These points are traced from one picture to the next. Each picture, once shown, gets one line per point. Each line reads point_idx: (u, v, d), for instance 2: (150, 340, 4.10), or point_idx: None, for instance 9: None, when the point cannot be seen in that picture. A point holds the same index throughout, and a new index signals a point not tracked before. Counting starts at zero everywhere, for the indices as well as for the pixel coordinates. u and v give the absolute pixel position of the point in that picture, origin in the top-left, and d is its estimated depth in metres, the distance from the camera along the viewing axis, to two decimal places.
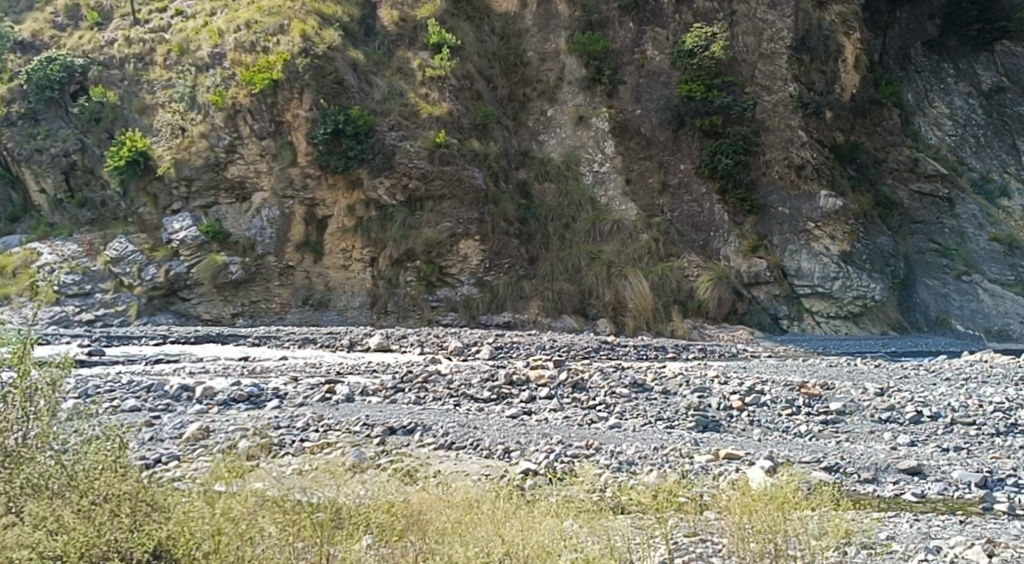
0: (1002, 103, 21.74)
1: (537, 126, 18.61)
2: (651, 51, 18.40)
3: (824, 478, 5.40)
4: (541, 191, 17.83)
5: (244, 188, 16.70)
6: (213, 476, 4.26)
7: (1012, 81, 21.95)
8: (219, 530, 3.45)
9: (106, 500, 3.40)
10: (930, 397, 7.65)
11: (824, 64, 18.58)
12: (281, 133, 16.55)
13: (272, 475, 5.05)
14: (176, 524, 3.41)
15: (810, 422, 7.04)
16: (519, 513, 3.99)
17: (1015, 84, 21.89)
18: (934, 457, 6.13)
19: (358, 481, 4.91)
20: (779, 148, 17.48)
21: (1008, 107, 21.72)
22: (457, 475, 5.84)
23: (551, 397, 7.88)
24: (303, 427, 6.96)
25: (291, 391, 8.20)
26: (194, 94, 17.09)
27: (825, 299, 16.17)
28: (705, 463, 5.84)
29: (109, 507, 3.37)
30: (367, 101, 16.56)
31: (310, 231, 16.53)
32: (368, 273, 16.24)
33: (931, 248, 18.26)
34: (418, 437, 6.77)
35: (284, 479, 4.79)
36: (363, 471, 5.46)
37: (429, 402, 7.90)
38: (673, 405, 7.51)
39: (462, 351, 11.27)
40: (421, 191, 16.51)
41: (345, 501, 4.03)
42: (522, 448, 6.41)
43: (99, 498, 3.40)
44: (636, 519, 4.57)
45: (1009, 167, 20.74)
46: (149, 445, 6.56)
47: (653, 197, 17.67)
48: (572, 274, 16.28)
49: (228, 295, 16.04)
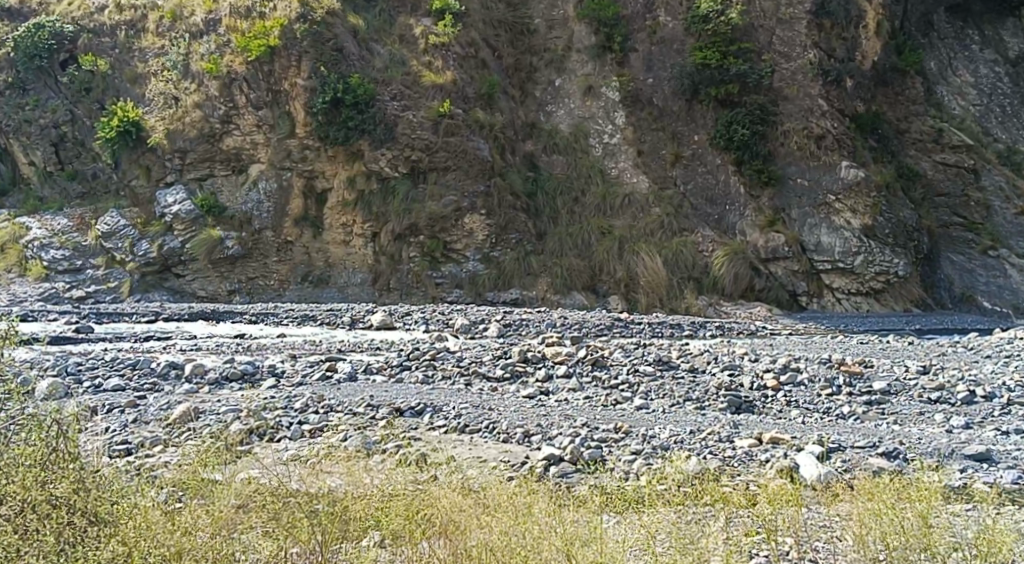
0: None
1: (544, 97, 17.97)
2: (664, 17, 17.67)
3: (888, 468, 4.80)
4: (549, 164, 17.29)
5: (241, 160, 16.29)
6: (172, 483, 3.69)
7: None
8: (178, 553, 2.94)
9: (24, 513, 2.77)
10: (982, 376, 7.08)
11: (844, 30, 17.62)
12: (278, 102, 15.99)
13: (262, 468, 4.58)
14: (120, 543, 2.85)
15: (852, 403, 6.49)
16: (545, 509, 3.70)
17: None
18: (999, 441, 5.53)
19: (369, 470, 4.51)
20: (798, 118, 16.73)
21: None
22: (472, 463, 5.34)
23: (569, 375, 7.36)
24: (303, 408, 6.44)
25: (289, 369, 7.72)
26: (187, 63, 16.54)
27: (846, 274, 15.57)
28: (748, 449, 5.26)
29: (30, 523, 2.76)
30: (368, 69, 15.90)
31: (309, 205, 16.06)
32: (369, 248, 15.71)
33: (955, 221, 17.79)
34: (428, 420, 6.23)
35: (270, 473, 4.28)
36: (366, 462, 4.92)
37: (438, 381, 7.38)
38: (701, 384, 7.00)
39: (469, 328, 10.71)
40: (424, 162, 15.92)
41: (348, 490, 3.70)
42: (544, 431, 5.87)
43: (13, 509, 2.76)
44: (667, 513, 4.09)
45: None
46: (131, 428, 6.05)
47: (666, 169, 17.06)
48: (582, 249, 15.77)
49: (224, 271, 15.74)
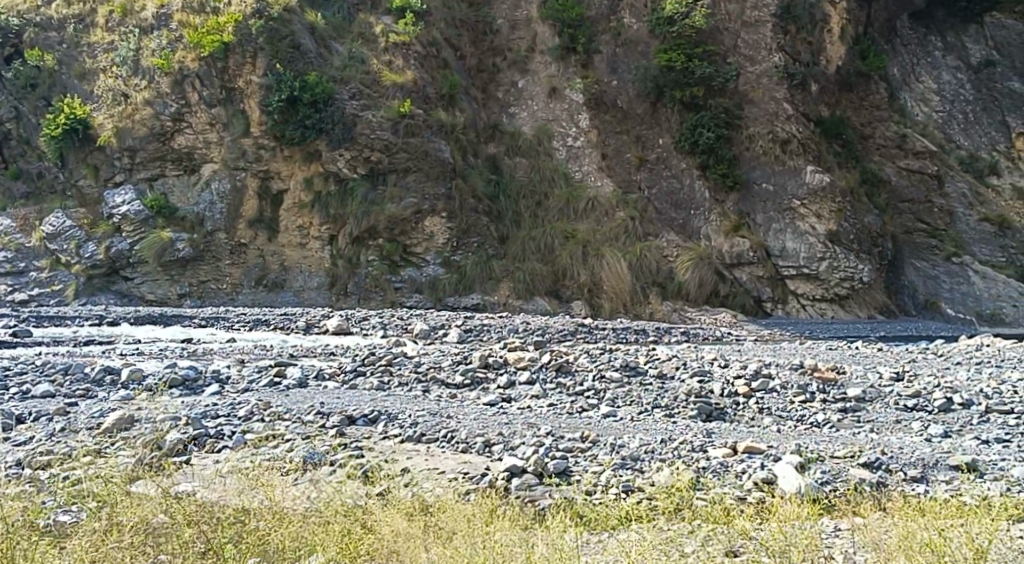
0: (993, 77, 20.46)
1: (507, 98, 17.80)
2: (628, 19, 17.65)
3: (870, 488, 4.47)
4: (512, 166, 16.94)
5: (193, 159, 15.79)
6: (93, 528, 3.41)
7: (1003, 54, 20.61)
8: None
9: None
10: (959, 383, 6.82)
11: (810, 33, 17.58)
12: (231, 100, 15.55)
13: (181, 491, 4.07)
14: None
15: (828, 411, 6.21)
16: (485, 529, 3.78)
17: (1006, 57, 20.56)
18: (984, 450, 5.22)
19: (306, 498, 4.18)
20: (763, 122, 16.63)
21: (1000, 81, 20.43)
22: (429, 476, 4.96)
23: (532, 381, 7.00)
24: (247, 416, 5.99)
25: (234, 375, 7.25)
26: (138, 59, 15.94)
27: (811, 280, 15.43)
28: (723, 460, 4.92)
29: None
30: (326, 67, 15.43)
31: (264, 207, 15.56)
32: (326, 251, 15.28)
33: (919, 228, 17.84)
34: (382, 429, 5.81)
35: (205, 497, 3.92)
36: (280, 486, 4.49)
37: (394, 387, 6.96)
38: (670, 391, 6.69)
39: (428, 333, 10.28)
40: (384, 163, 15.52)
41: (292, 513, 3.79)
42: (505, 440, 5.48)
43: None
44: (633, 532, 3.82)
45: (1000, 145, 19.71)
46: (58, 437, 5.54)
47: (630, 173, 16.91)
48: (545, 253, 15.39)
49: (174, 274, 15.11)
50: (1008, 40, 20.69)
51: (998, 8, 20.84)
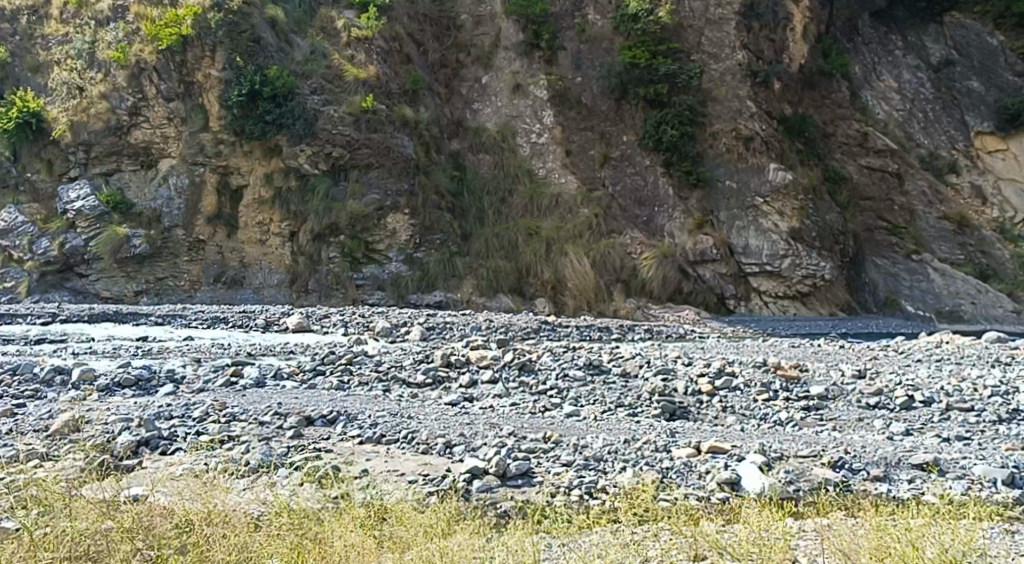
0: (951, 76, 20.90)
1: (470, 94, 17.84)
2: (593, 16, 17.64)
3: (833, 489, 4.43)
4: (475, 162, 16.94)
5: (150, 154, 15.39)
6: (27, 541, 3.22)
7: (961, 54, 21.06)
8: None
9: None
10: (920, 381, 6.85)
11: (773, 31, 17.75)
12: (190, 94, 15.19)
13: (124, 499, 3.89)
14: None
15: (790, 409, 6.19)
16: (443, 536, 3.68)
17: (964, 57, 21.02)
18: (946, 448, 5.22)
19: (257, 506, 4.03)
20: (726, 119, 16.71)
21: (957, 81, 20.82)
22: (387, 479, 4.80)
23: (494, 381, 6.89)
24: (202, 417, 5.79)
25: (190, 374, 7.03)
26: (93, 51, 15.44)
27: (773, 277, 15.55)
28: (687, 460, 4.86)
29: None
30: (287, 62, 15.27)
31: (224, 202, 15.26)
32: (287, 248, 15.00)
33: (881, 227, 17.98)
34: (340, 430, 5.65)
35: (148, 507, 3.74)
36: (227, 494, 4.32)
37: (354, 387, 6.80)
38: (634, 389, 6.62)
39: (390, 331, 10.12)
40: (346, 158, 15.31)
41: (242, 524, 3.64)
42: (466, 441, 5.36)
43: None
44: (597, 536, 3.75)
45: (958, 144, 20.03)
46: (4, 440, 5.32)
47: (595, 170, 16.84)
48: (508, 251, 15.29)
49: (130, 271, 14.74)
50: (965, 41, 21.19)
51: (957, 9, 21.38)
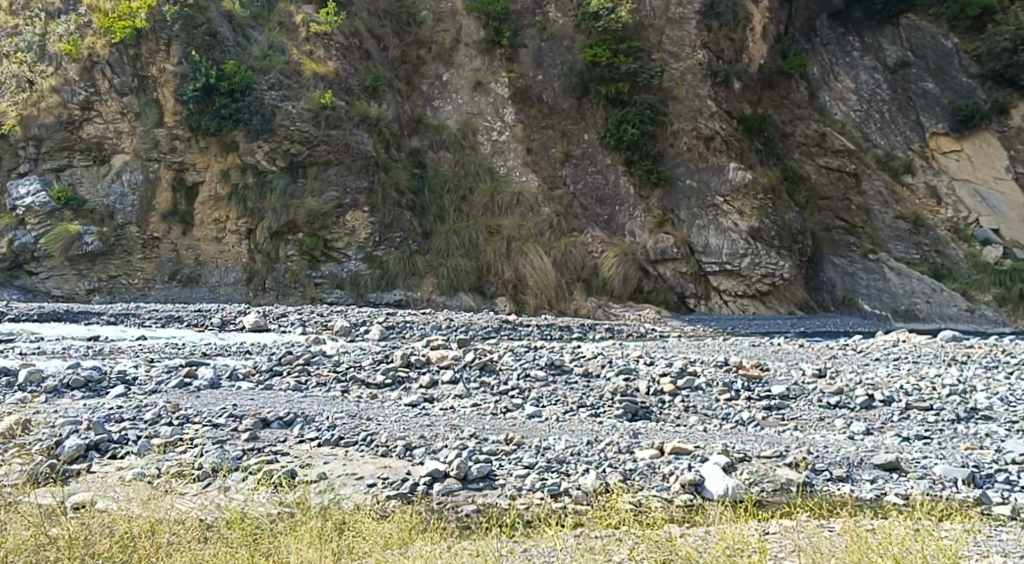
0: (907, 78, 21.10)
1: (431, 91, 17.71)
2: (554, 14, 17.58)
3: (796, 492, 4.43)
4: (435, 161, 16.76)
5: (103, 150, 15.03)
6: None
7: (916, 56, 21.33)
8: None
9: None
10: (880, 380, 6.90)
11: (733, 31, 17.88)
12: (145, 89, 14.86)
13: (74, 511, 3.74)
14: None
15: (752, 409, 6.19)
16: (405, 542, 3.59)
17: (919, 59, 21.26)
18: (906, 448, 5.25)
19: (211, 513, 3.90)
20: (687, 118, 16.83)
21: (914, 82, 21.06)
22: (346, 483, 4.68)
23: (455, 381, 6.78)
24: (154, 419, 5.60)
25: (142, 375, 6.82)
26: (44, 44, 15.03)
27: (733, 276, 15.65)
28: (650, 461, 4.81)
29: None
30: (245, 57, 15.01)
31: (179, 199, 14.91)
32: (244, 246, 14.72)
33: (837, 225, 18.25)
34: (297, 432, 5.50)
35: (93, 517, 3.58)
36: (176, 501, 4.16)
37: (312, 388, 6.64)
38: (596, 389, 6.57)
39: (349, 331, 9.96)
40: (304, 155, 15.02)
41: (196, 534, 3.53)
42: (427, 443, 5.24)
43: None
44: (559, 540, 3.66)
45: (914, 144, 20.26)
46: None
47: (556, 168, 16.82)
48: (469, 249, 15.15)
49: (82, 269, 14.38)
50: (920, 42, 21.50)
51: (914, 10, 21.61)
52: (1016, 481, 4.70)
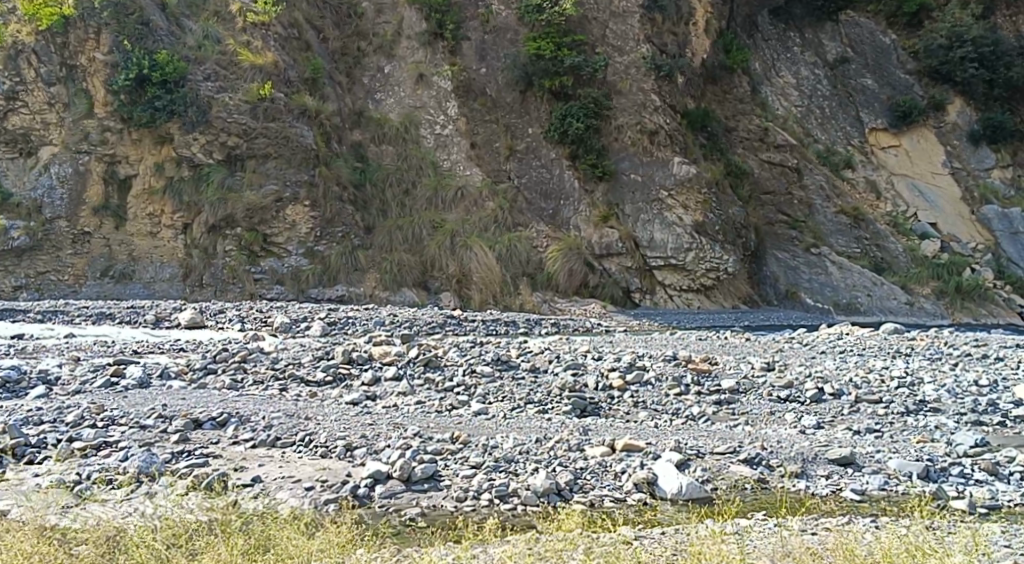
0: (846, 74, 21.51)
1: (372, 84, 17.23)
2: (497, 6, 17.50)
3: (751, 490, 4.33)
4: (378, 154, 16.37)
5: (29, 141, 14.38)
6: None
7: (855, 52, 21.80)
8: None
9: None
10: (829, 372, 6.91)
11: (676, 25, 17.95)
12: (73, 79, 14.27)
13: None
14: None
15: (702, 403, 6.11)
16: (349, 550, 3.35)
17: (858, 54, 21.74)
18: (859, 442, 5.22)
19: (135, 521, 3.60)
20: (631, 113, 16.68)
21: (852, 78, 21.48)
22: (282, 486, 4.41)
23: (398, 377, 6.53)
24: (76, 421, 5.22)
25: (65, 374, 6.41)
26: None
27: (678, 271, 15.66)
28: (601, 459, 4.65)
29: None
30: (178, 46, 14.42)
31: (111, 192, 14.32)
32: (180, 241, 14.16)
33: (780, 220, 18.51)
34: (231, 433, 5.19)
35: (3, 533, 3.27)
36: (93, 511, 3.84)
37: (247, 387, 6.32)
38: (543, 385, 6.42)
39: (289, 327, 9.60)
40: (242, 148, 14.63)
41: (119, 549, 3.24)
42: (369, 443, 4.99)
43: None
44: (511, 547, 3.47)
45: (854, 139, 20.60)
46: None
47: (500, 162, 16.67)
48: (413, 243, 14.91)
49: (10, 265, 13.81)
50: (859, 38, 21.98)
51: (851, 7, 22.23)
52: (971, 474, 4.68)
